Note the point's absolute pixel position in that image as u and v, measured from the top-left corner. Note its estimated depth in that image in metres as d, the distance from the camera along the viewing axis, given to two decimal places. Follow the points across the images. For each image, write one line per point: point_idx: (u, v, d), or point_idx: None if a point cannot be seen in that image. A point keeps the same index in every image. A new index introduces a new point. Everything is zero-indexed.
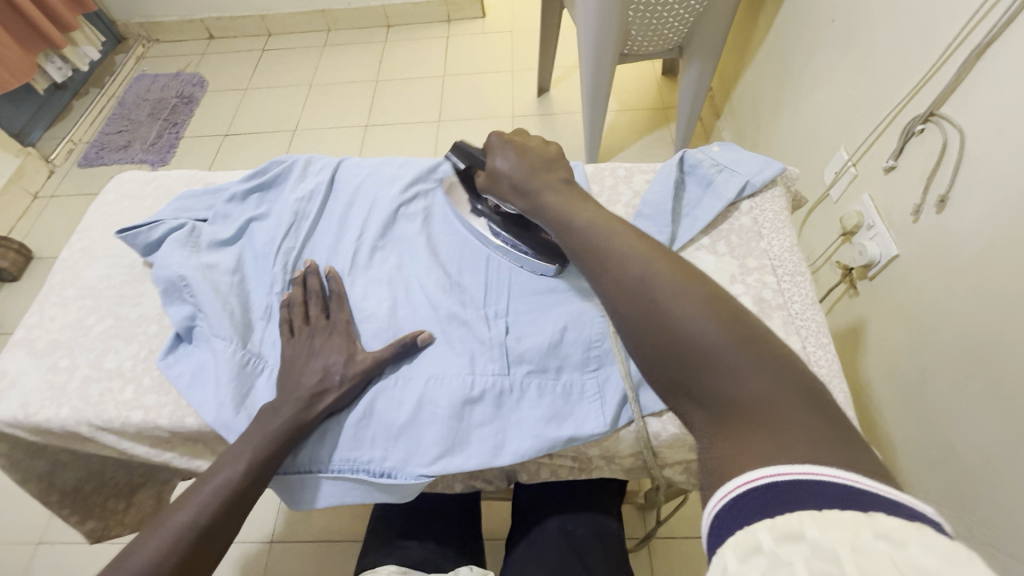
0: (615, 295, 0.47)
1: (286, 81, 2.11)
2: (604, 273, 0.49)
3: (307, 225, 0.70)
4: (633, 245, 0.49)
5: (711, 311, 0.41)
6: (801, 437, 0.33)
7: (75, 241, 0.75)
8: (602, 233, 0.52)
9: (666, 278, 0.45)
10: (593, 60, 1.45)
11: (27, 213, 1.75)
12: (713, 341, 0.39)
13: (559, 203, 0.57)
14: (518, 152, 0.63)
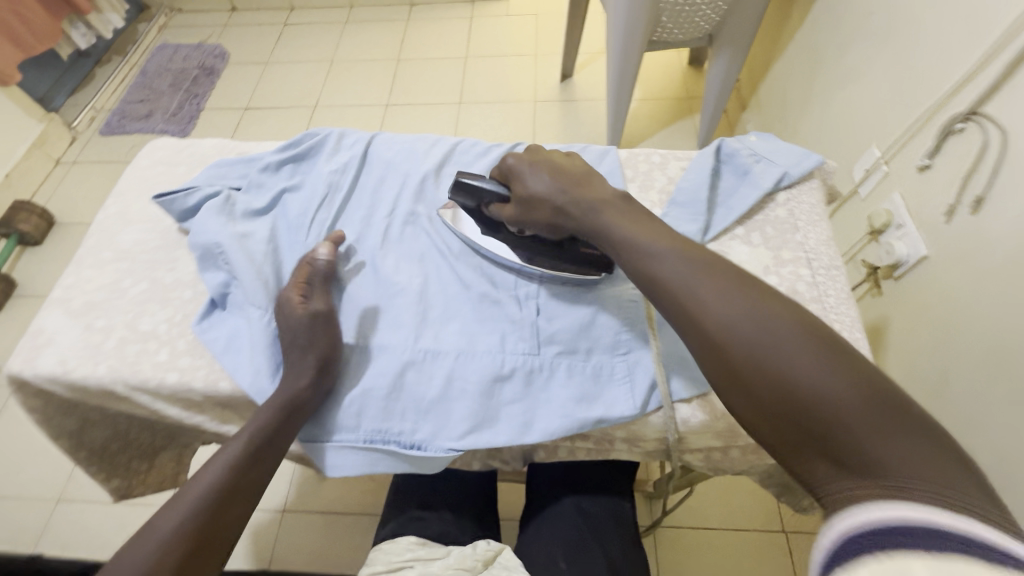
0: (710, 339, 0.42)
1: (307, 56, 2.10)
2: (692, 311, 0.44)
3: (341, 198, 0.71)
4: (719, 277, 0.45)
5: (828, 358, 0.38)
6: (935, 486, 0.31)
7: (110, 205, 0.76)
8: (680, 262, 0.47)
9: (767, 319, 0.41)
10: (622, 47, 1.43)
11: (49, 178, 1.76)
12: (836, 394, 0.36)
13: (619, 218, 0.53)
14: (552, 171, 0.58)
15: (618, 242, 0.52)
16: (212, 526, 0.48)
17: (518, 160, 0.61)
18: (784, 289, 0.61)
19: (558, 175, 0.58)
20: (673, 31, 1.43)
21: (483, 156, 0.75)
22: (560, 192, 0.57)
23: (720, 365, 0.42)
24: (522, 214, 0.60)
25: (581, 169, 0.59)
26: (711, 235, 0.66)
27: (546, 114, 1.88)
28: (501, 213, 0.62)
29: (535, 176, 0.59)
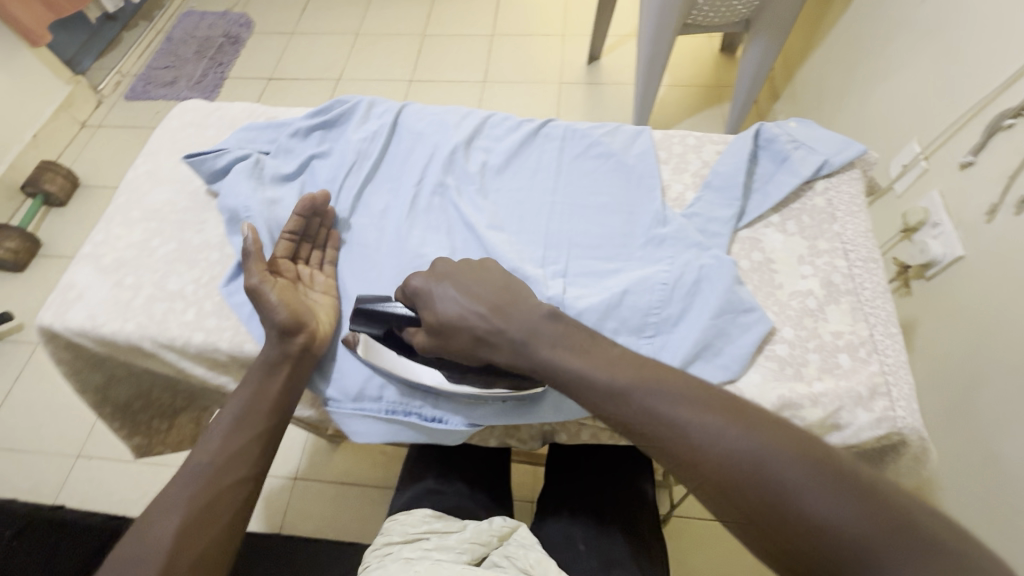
0: (707, 487, 0.40)
1: (331, 28, 2.07)
2: (682, 454, 0.41)
3: (369, 167, 0.70)
4: (695, 406, 0.42)
5: (839, 492, 0.36)
6: None
7: (140, 164, 0.76)
8: (652, 391, 0.43)
9: (761, 453, 0.38)
10: (655, 29, 1.39)
11: (74, 141, 1.78)
12: (858, 535, 0.34)
13: (549, 338, 0.48)
14: (466, 291, 0.51)
15: (569, 379, 0.46)
16: (226, 487, 0.49)
17: (422, 281, 0.53)
18: (819, 280, 0.60)
19: (474, 295, 0.51)
20: (709, 14, 1.39)
21: (513, 131, 0.73)
22: (482, 315, 0.49)
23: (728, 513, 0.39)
24: (435, 342, 0.52)
25: (498, 280, 0.53)
26: (745, 222, 0.64)
27: (571, 96, 1.85)
28: (413, 340, 0.53)
29: (446, 300, 0.51)
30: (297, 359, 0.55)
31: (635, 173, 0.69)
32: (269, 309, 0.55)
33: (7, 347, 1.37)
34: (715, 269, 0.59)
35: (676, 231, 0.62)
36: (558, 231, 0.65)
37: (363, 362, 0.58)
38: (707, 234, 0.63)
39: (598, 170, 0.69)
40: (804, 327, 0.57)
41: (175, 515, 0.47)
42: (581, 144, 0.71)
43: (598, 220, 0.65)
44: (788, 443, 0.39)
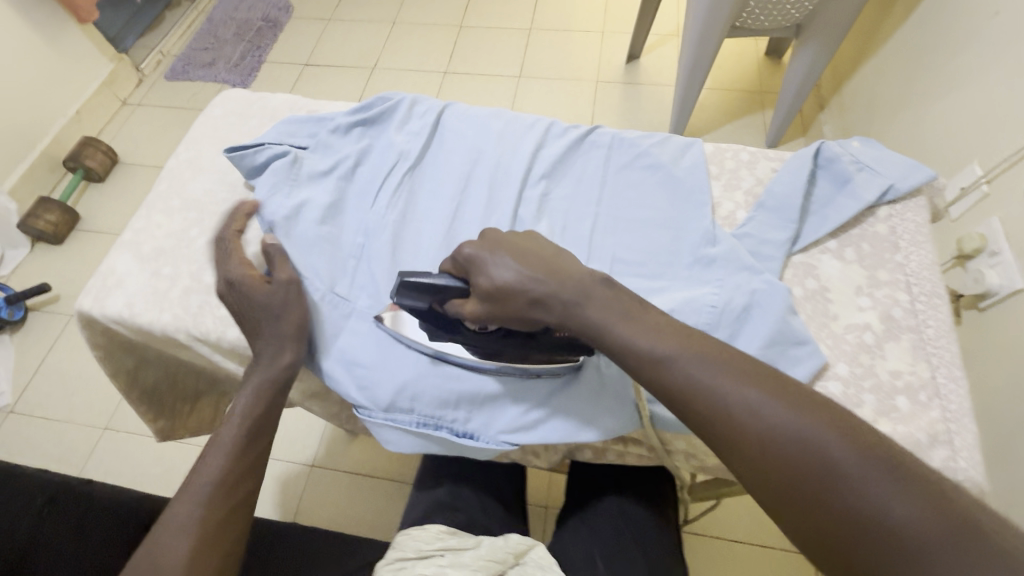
0: (755, 470, 0.38)
1: (370, 15, 2.06)
2: (733, 432, 0.39)
3: (409, 167, 0.68)
4: (742, 379, 0.40)
5: (902, 490, 0.34)
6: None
7: (182, 152, 0.76)
8: (710, 367, 0.41)
9: (824, 442, 0.37)
10: (702, 30, 1.33)
11: (115, 117, 1.81)
12: (914, 532, 0.33)
13: (607, 312, 0.46)
14: (519, 258, 0.49)
15: (614, 346, 0.45)
16: (226, 511, 0.50)
17: (473, 247, 0.51)
18: (878, 313, 0.56)
19: (526, 261, 0.49)
20: (761, 17, 1.32)
21: (560, 138, 0.71)
22: (535, 287, 0.47)
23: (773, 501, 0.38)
24: (487, 310, 0.50)
25: (545, 250, 0.51)
26: (800, 247, 0.61)
27: (608, 95, 1.80)
28: (461, 310, 0.52)
29: (499, 269, 0.48)
30: (283, 378, 0.56)
31: (684, 187, 0.66)
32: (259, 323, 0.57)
33: (43, 317, 1.41)
34: (766, 295, 0.55)
35: (726, 252, 0.59)
36: (601, 246, 0.62)
37: (395, 373, 0.57)
38: (759, 257, 0.60)
39: (645, 182, 0.67)
40: (860, 364, 0.54)
41: (181, 544, 0.47)
42: (628, 154, 0.69)
43: (643, 235, 0.63)
44: (839, 425, 0.37)
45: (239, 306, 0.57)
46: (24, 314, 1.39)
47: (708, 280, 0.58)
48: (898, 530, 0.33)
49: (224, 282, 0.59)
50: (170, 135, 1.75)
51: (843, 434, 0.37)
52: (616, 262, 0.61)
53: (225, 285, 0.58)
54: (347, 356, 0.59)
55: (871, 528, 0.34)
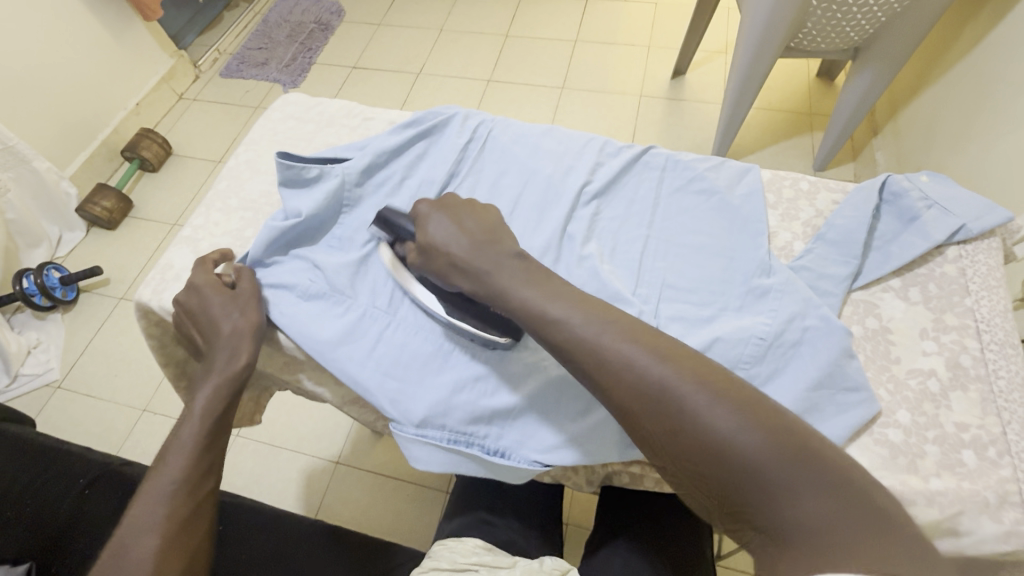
0: (630, 412, 0.42)
1: (418, 21, 2.10)
2: (610, 378, 0.43)
3: (463, 185, 0.70)
4: (623, 335, 0.44)
5: (750, 417, 0.39)
6: (805, 487, 0.37)
7: (241, 152, 0.79)
8: (592, 319, 0.45)
9: (683, 379, 0.41)
10: (754, 49, 1.29)
11: (171, 110, 1.88)
12: (754, 451, 0.38)
13: (516, 276, 0.50)
14: (454, 219, 0.56)
15: (517, 309, 0.49)
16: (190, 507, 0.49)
17: (425, 205, 0.59)
18: (944, 359, 0.53)
19: (460, 218, 0.57)
20: (817, 39, 1.27)
21: (614, 160, 0.70)
22: (460, 242, 0.54)
23: (646, 438, 0.42)
24: (426, 265, 0.57)
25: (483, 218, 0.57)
26: (860, 284, 0.59)
27: (650, 110, 1.79)
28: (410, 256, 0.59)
29: (437, 220, 0.57)
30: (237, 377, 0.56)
31: (740, 215, 0.64)
32: (219, 339, 0.58)
33: (94, 298, 1.48)
34: (821, 333, 0.53)
35: (782, 283, 0.57)
36: (651, 268, 0.62)
37: (429, 387, 0.58)
38: (817, 292, 0.58)
39: (699, 207, 0.65)
40: (924, 413, 0.51)
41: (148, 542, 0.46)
42: (682, 178, 0.67)
43: (694, 260, 0.62)
44: (698, 369, 0.42)
45: (199, 310, 0.60)
46: (76, 295, 1.45)
47: (761, 310, 0.56)
48: (743, 452, 0.38)
49: (187, 288, 0.61)
50: (222, 130, 1.82)
51: (700, 378, 0.41)
52: (665, 287, 0.60)
53: (186, 293, 0.61)
54: (382, 367, 0.59)
55: (727, 456, 0.39)
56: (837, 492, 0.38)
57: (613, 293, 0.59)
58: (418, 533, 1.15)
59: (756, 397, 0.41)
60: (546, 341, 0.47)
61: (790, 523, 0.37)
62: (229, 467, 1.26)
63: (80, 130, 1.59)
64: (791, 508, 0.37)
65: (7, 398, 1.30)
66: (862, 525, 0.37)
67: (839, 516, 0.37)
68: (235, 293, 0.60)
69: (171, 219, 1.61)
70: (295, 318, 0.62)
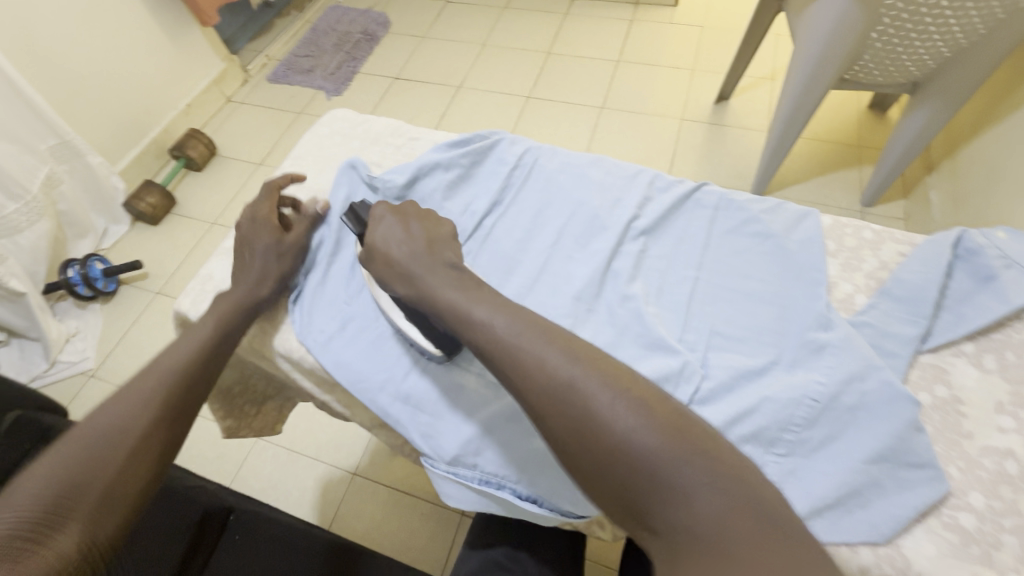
0: (536, 407, 0.43)
1: (461, 36, 2.12)
2: (522, 377, 0.44)
3: (506, 212, 0.68)
4: (540, 338, 0.45)
5: (651, 417, 0.40)
6: (696, 487, 0.36)
7: (287, 166, 0.80)
8: (511, 320, 0.47)
9: (590, 376, 0.42)
10: (806, 81, 1.25)
11: (219, 112, 1.93)
12: (650, 448, 0.38)
13: (451, 281, 0.53)
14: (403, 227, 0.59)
15: (443, 312, 0.51)
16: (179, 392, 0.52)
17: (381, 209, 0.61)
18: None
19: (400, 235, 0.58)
20: (874, 71, 1.22)
21: (665, 196, 0.67)
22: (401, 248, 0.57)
23: (552, 440, 0.42)
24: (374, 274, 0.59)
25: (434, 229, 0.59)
26: (928, 347, 0.55)
27: (691, 134, 1.75)
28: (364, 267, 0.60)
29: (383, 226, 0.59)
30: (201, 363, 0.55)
31: (796, 262, 0.60)
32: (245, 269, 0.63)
33: (132, 292, 1.51)
34: (883, 401, 0.49)
35: (841, 339, 0.53)
36: (699, 314, 0.59)
37: (461, 425, 0.56)
38: (880, 352, 0.54)
39: (752, 251, 0.62)
40: (1000, 498, 0.46)
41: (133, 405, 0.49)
42: (736, 219, 0.64)
43: (745, 308, 0.58)
44: (606, 369, 0.43)
45: (249, 234, 0.65)
46: (116, 287, 1.49)
47: (816, 366, 0.52)
48: (638, 447, 0.38)
49: (249, 214, 0.67)
50: (266, 134, 1.86)
51: (604, 376, 0.42)
52: (713, 335, 0.57)
53: (247, 217, 0.67)
54: (416, 401, 0.58)
55: (625, 452, 0.39)
56: (732, 493, 0.36)
57: (656, 338, 0.56)
58: (431, 554, 1.12)
59: (660, 399, 0.41)
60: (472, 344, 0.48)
61: (682, 524, 0.36)
62: (248, 470, 1.26)
63: (133, 128, 1.64)
64: (688, 511, 0.36)
65: (43, 384, 1.33)
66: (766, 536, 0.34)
67: (740, 522, 0.35)
68: (283, 235, 0.66)
69: (211, 218, 1.64)
70: (330, 341, 0.62)
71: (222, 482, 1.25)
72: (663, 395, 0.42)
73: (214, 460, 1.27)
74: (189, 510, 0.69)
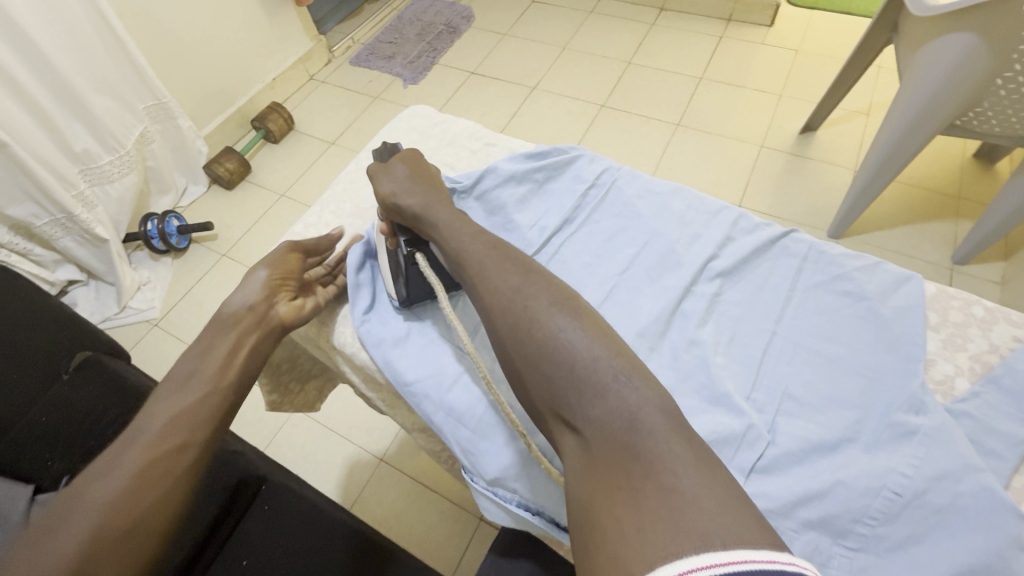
0: (489, 314, 0.48)
1: (543, 37, 2.10)
2: (482, 289, 0.49)
3: (575, 232, 0.66)
4: (499, 260, 0.51)
5: (584, 327, 0.43)
6: (611, 388, 0.40)
7: (363, 158, 0.82)
8: (484, 247, 0.53)
9: (540, 292, 0.46)
10: (906, 128, 1.13)
11: (301, 88, 2.00)
12: (580, 352, 0.42)
13: (451, 221, 0.57)
14: (404, 176, 0.63)
15: (449, 255, 0.55)
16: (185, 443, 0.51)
17: (377, 167, 0.65)
18: None
19: (414, 190, 0.61)
20: (992, 120, 1.09)
21: (743, 238, 0.64)
22: (404, 199, 0.60)
23: (499, 348, 0.46)
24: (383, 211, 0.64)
25: (433, 176, 0.64)
26: None
27: (770, 162, 1.65)
28: None
29: (389, 177, 0.63)
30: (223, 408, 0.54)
31: (890, 331, 0.55)
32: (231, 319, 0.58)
33: (201, 251, 1.58)
34: (980, 508, 0.43)
35: (934, 427, 0.47)
36: (772, 371, 0.54)
37: (502, 447, 0.55)
38: (979, 449, 0.48)
39: (840, 310, 0.57)
40: None
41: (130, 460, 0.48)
42: (825, 273, 0.60)
43: (826, 373, 0.53)
44: (553, 287, 0.47)
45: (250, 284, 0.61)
46: (187, 244, 1.56)
47: (899, 453, 0.47)
48: (569, 349, 0.42)
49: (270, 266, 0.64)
50: (341, 115, 1.91)
51: (550, 291, 0.46)
52: (784, 398, 0.53)
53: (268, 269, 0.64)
54: (459, 414, 0.57)
55: (556, 355, 0.42)
56: (648, 395, 0.39)
57: (721, 394, 0.52)
58: (443, 553, 1.11)
59: (592, 313, 0.46)
60: (455, 265, 0.54)
61: (593, 423, 0.39)
62: (282, 438, 1.29)
63: (221, 97, 1.72)
64: (607, 406, 0.39)
65: (111, 326, 1.42)
66: (673, 437, 0.37)
67: (654, 417, 0.38)
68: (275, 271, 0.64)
69: (280, 190, 1.70)
70: (382, 340, 0.63)
71: (257, 445, 1.29)
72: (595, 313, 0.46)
73: (252, 424, 1.31)
74: (224, 474, 0.72)
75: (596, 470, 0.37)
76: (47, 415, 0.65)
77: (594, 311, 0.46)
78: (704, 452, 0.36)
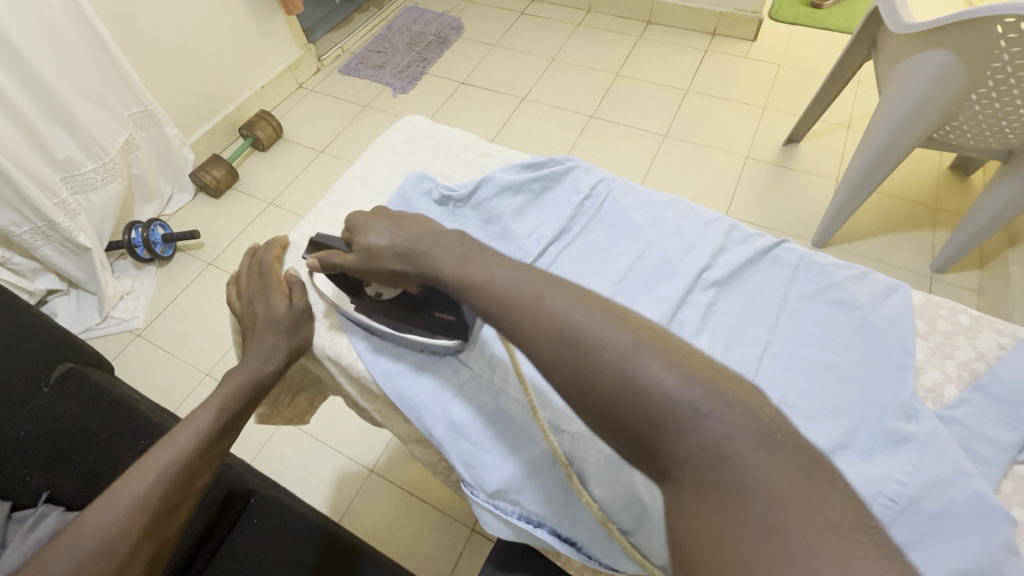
0: (535, 349, 0.42)
1: (531, 48, 2.13)
2: (520, 318, 0.43)
3: (571, 241, 0.67)
4: (535, 281, 0.45)
5: (651, 351, 0.38)
6: (697, 419, 0.34)
7: (358, 167, 0.81)
8: (508, 265, 0.47)
9: (587, 315, 0.40)
10: (887, 142, 1.16)
11: (290, 96, 1.99)
12: (650, 382, 0.36)
13: None
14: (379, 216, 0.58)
15: None
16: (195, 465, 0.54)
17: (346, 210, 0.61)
18: None
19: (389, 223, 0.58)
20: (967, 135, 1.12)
21: (736, 248, 0.65)
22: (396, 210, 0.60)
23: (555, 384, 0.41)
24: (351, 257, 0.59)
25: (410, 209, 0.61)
26: None
27: (754, 173, 1.69)
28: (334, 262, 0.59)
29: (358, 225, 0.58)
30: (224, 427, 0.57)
31: (882, 340, 0.56)
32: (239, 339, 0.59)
33: (186, 260, 1.55)
34: (975, 513, 0.44)
35: (927, 434, 0.48)
36: (768, 379, 0.55)
37: (503, 460, 0.55)
38: (970, 455, 0.49)
39: (832, 319, 0.58)
40: None
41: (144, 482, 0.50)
42: (817, 283, 0.61)
43: (823, 382, 0.54)
44: (602, 306, 0.41)
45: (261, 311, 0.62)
46: (172, 253, 1.54)
47: (893, 459, 0.48)
48: (640, 382, 0.36)
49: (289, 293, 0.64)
50: (330, 123, 1.90)
51: (598, 311, 0.40)
52: (784, 406, 0.53)
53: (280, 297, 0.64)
54: (459, 430, 0.57)
55: (626, 393, 0.37)
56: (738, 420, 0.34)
57: None
58: (435, 565, 1.10)
59: (653, 327, 0.40)
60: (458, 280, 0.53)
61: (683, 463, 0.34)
62: (269, 450, 1.27)
63: (208, 105, 1.71)
64: (695, 443, 0.34)
65: (93, 336, 1.38)
66: (779, 467, 0.32)
67: (748, 445, 0.33)
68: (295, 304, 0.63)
69: (268, 198, 1.69)
70: (377, 356, 0.62)
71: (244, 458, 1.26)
72: (652, 323, 0.40)
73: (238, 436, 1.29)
74: (213, 488, 0.70)
75: (695, 520, 0.33)
76: (25, 428, 0.66)
77: (651, 321, 0.40)
78: (814, 474, 0.32)
